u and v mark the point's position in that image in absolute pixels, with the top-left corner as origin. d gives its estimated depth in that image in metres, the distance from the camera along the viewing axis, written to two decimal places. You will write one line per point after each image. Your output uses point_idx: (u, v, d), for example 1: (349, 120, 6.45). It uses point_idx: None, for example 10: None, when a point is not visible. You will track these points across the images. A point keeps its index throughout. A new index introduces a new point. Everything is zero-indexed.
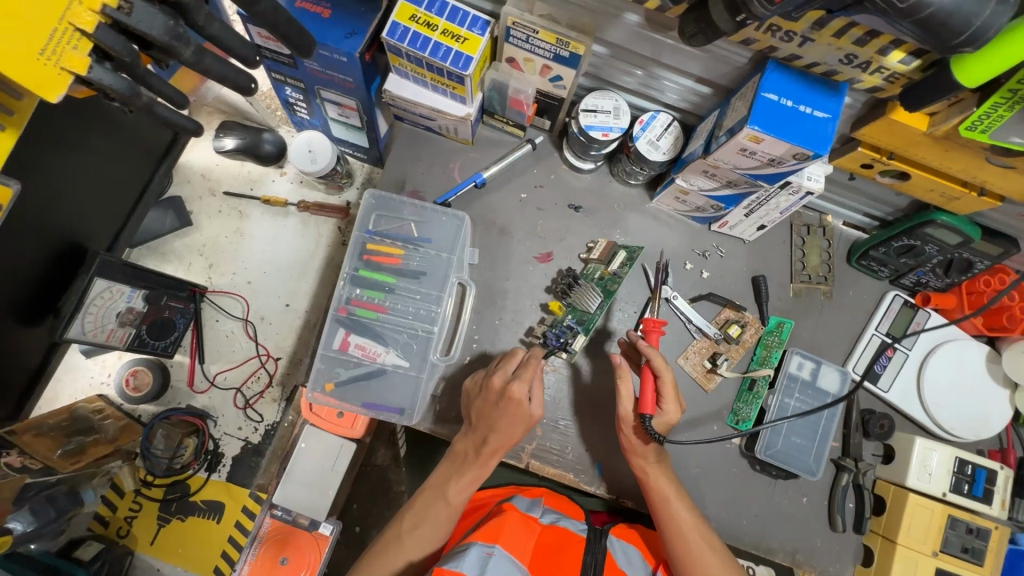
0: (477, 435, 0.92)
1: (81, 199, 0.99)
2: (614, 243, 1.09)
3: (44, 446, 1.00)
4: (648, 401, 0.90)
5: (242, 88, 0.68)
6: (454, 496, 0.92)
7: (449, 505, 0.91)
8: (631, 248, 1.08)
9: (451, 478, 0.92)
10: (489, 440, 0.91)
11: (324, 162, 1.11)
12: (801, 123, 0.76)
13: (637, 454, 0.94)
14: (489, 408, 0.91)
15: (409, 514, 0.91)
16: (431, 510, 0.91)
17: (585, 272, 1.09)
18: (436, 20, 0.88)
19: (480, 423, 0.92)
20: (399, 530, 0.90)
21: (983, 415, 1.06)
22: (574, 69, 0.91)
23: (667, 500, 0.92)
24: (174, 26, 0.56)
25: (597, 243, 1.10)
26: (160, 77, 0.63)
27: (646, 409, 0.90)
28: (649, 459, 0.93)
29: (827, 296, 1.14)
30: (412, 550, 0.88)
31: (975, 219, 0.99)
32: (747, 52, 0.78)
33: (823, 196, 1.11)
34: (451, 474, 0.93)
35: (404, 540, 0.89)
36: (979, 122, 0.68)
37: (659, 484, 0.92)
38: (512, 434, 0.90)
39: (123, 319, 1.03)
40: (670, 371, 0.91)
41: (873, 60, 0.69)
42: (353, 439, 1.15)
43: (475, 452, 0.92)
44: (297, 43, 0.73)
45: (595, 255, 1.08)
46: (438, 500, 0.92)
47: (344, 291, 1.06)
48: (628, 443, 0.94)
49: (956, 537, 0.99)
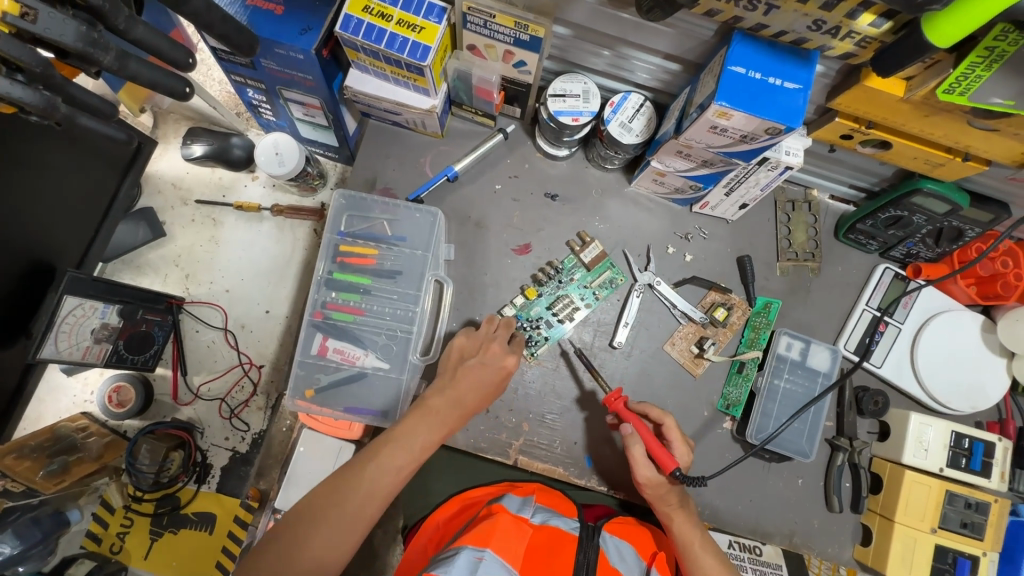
0: (457, 404, 0.86)
1: (42, 215, 0.96)
2: (606, 256, 1.07)
3: (26, 468, 1.02)
4: (667, 456, 0.87)
5: (176, 92, 0.70)
6: (421, 444, 0.82)
7: (413, 454, 0.81)
8: (616, 270, 1.08)
9: (424, 424, 0.83)
10: (466, 400, 0.86)
11: (292, 163, 1.07)
12: (772, 95, 0.73)
13: (662, 502, 0.90)
14: (477, 369, 0.88)
15: (370, 464, 0.78)
16: (399, 454, 0.80)
17: (565, 262, 1.07)
18: (390, 10, 0.84)
19: (462, 380, 0.87)
20: (354, 478, 0.77)
21: (979, 385, 1.04)
22: (536, 53, 0.88)
23: (693, 549, 0.88)
24: (88, 33, 0.54)
25: (587, 240, 1.07)
26: (78, 85, 0.62)
27: (668, 466, 0.87)
28: (672, 506, 0.90)
29: (815, 272, 1.11)
30: (372, 498, 0.76)
31: (964, 185, 0.95)
32: (712, 24, 0.75)
33: (805, 169, 1.08)
34: (419, 421, 0.83)
35: (359, 486, 0.76)
36: (957, 84, 0.65)
37: (684, 531, 0.89)
38: (480, 399, 0.88)
39: (98, 335, 1.00)
40: (668, 415, 0.93)
41: (842, 25, 0.66)
42: (353, 440, 1.11)
43: (457, 415, 0.86)
44: (234, 39, 0.73)
45: (586, 257, 1.06)
46: (406, 445, 0.80)
47: (319, 296, 1.04)
48: (652, 494, 0.90)
49: (954, 512, 0.97)
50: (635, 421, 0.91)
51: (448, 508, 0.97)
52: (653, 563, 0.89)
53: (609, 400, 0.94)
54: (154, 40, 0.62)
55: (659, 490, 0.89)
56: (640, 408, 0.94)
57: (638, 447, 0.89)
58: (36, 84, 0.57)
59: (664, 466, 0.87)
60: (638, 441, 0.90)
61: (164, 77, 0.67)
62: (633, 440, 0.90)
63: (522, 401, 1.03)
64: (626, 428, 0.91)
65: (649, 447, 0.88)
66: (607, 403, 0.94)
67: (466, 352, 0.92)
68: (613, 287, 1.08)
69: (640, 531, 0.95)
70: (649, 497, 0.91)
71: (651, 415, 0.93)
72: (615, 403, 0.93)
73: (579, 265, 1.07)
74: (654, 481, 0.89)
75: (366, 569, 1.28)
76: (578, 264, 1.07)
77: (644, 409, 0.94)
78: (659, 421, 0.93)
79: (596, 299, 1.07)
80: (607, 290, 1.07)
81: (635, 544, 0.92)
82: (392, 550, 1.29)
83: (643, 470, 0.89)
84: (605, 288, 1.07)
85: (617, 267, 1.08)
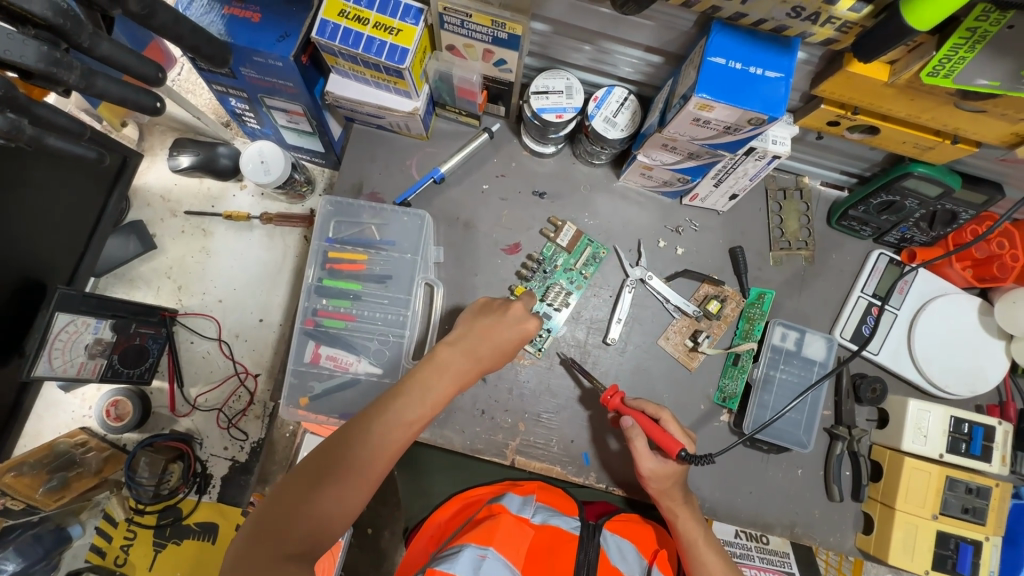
0: (470, 355, 0.85)
1: (31, 233, 0.97)
2: (582, 234, 1.08)
3: (26, 486, 1.03)
4: (670, 438, 0.84)
5: (144, 108, 0.73)
6: (432, 399, 0.80)
7: (425, 408, 0.79)
8: (597, 244, 1.08)
9: (434, 377, 0.82)
10: (482, 354, 0.86)
11: (278, 171, 1.07)
12: (753, 85, 0.72)
13: (666, 497, 0.90)
14: (494, 327, 0.88)
15: (379, 419, 0.75)
16: (411, 408, 0.78)
17: (546, 252, 1.07)
18: (366, 13, 0.83)
19: (486, 336, 0.87)
20: (369, 430, 0.74)
21: (978, 370, 1.02)
22: (516, 50, 0.87)
23: (696, 544, 0.88)
24: (50, 53, 0.54)
25: (565, 227, 1.07)
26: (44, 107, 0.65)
27: (672, 447, 0.84)
28: (677, 501, 0.90)
29: (809, 261, 1.10)
30: (386, 450, 0.74)
31: (955, 167, 0.93)
32: (690, 15, 0.74)
33: (795, 157, 1.06)
34: (430, 377, 0.81)
35: (370, 439, 0.74)
36: (940, 67, 0.64)
37: (688, 528, 0.89)
38: (502, 356, 0.88)
39: (92, 350, 1.01)
40: (665, 409, 0.92)
41: (821, 11, 0.65)
42: None
43: (464, 358, 0.85)
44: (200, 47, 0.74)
45: (563, 241, 1.06)
46: (417, 400, 0.79)
47: (310, 303, 1.04)
48: (658, 488, 0.89)
49: (955, 498, 0.96)
50: (634, 414, 0.89)
51: (448, 507, 0.95)
52: (654, 562, 0.89)
53: (605, 397, 0.93)
54: (118, 56, 0.63)
55: (664, 483, 0.89)
56: (637, 403, 0.92)
57: (641, 440, 0.88)
58: (2, 107, 0.58)
59: (669, 449, 0.84)
60: (639, 434, 0.88)
61: (134, 92, 0.70)
62: (634, 432, 0.88)
63: (518, 401, 1.03)
64: (626, 420, 0.89)
65: (651, 431, 0.86)
66: (606, 400, 0.93)
67: (486, 309, 0.91)
68: (598, 262, 1.07)
69: (642, 528, 0.95)
70: (654, 491, 0.90)
71: (648, 409, 0.92)
72: (612, 400, 0.92)
73: (558, 251, 1.07)
74: (659, 472, 0.88)
75: (374, 570, 1.29)
76: (559, 250, 1.07)
77: (641, 405, 0.92)
78: (657, 417, 0.91)
79: (585, 278, 1.07)
80: (592, 267, 1.07)
81: (637, 543, 0.91)
82: (398, 550, 1.29)
83: (646, 462, 0.88)
84: (590, 265, 1.07)
85: (598, 242, 1.08)
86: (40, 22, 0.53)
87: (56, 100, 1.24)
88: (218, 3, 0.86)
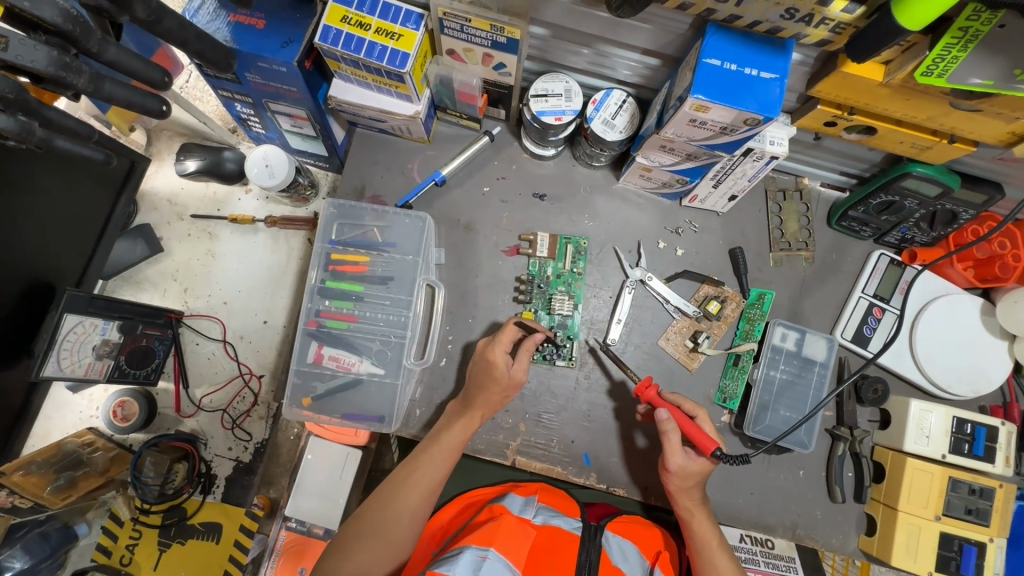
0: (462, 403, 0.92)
1: (38, 236, 0.99)
2: (558, 237, 1.08)
3: (32, 484, 1.04)
4: (705, 436, 0.87)
5: (152, 111, 0.75)
6: (448, 443, 0.89)
7: (445, 457, 0.88)
8: (576, 238, 1.08)
9: (452, 424, 0.91)
10: (473, 402, 0.91)
11: (282, 174, 1.08)
12: (747, 86, 0.73)
13: (686, 496, 0.90)
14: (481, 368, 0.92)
15: (402, 474, 0.87)
16: (428, 455, 0.88)
17: (533, 269, 1.07)
18: (368, 19, 0.85)
19: (473, 386, 0.91)
20: (400, 478, 0.86)
21: (981, 370, 1.02)
22: (514, 54, 0.89)
23: (710, 546, 0.87)
24: (60, 57, 0.56)
25: (539, 237, 1.08)
26: (53, 110, 0.67)
27: (708, 447, 0.86)
28: (695, 501, 0.90)
29: (809, 261, 1.10)
30: (412, 493, 0.85)
31: (954, 167, 0.93)
32: (685, 17, 0.75)
33: (793, 158, 1.07)
34: (445, 423, 0.92)
35: (402, 487, 0.85)
36: (934, 66, 0.64)
37: (703, 530, 0.88)
38: (492, 398, 0.91)
39: (99, 352, 1.02)
40: (701, 407, 0.93)
41: (815, 13, 0.65)
42: (358, 446, 1.13)
43: (460, 406, 0.92)
44: (199, 48, 0.75)
45: (542, 251, 1.07)
46: (435, 447, 0.89)
47: (312, 304, 1.04)
48: (675, 487, 0.89)
49: (958, 499, 0.96)
50: (669, 408, 0.90)
51: (452, 507, 0.95)
52: (656, 562, 0.89)
53: (638, 388, 0.93)
54: (125, 60, 0.65)
55: (687, 482, 0.89)
56: (673, 398, 0.94)
57: (675, 434, 0.88)
58: (13, 110, 0.61)
59: (704, 447, 0.86)
60: (674, 427, 0.89)
61: (141, 96, 0.72)
62: (668, 425, 0.88)
63: (518, 401, 1.03)
64: (661, 412, 0.89)
65: (684, 426, 0.88)
66: (640, 392, 0.93)
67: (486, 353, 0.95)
68: (584, 255, 1.08)
69: (645, 529, 0.95)
70: (671, 488, 0.90)
71: (682, 403, 0.94)
72: (647, 392, 0.93)
73: (544, 262, 1.07)
74: (687, 469, 0.88)
75: None
76: (543, 261, 1.07)
77: (679, 400, 0.94)
78: (692, 414, 0.93)
79: (579, 276, 1.07)
80: (581, 261, 1.08)
81: (638, 543, 0.91)
82: None
83: (674, 457, 0.88)
84: (579, 259, 1.07)
85: (577, 235, 1.09)
86: (50, 28, 0.55)
87: (67, 107, 1.27)
88: (224, 10, 0.88)
